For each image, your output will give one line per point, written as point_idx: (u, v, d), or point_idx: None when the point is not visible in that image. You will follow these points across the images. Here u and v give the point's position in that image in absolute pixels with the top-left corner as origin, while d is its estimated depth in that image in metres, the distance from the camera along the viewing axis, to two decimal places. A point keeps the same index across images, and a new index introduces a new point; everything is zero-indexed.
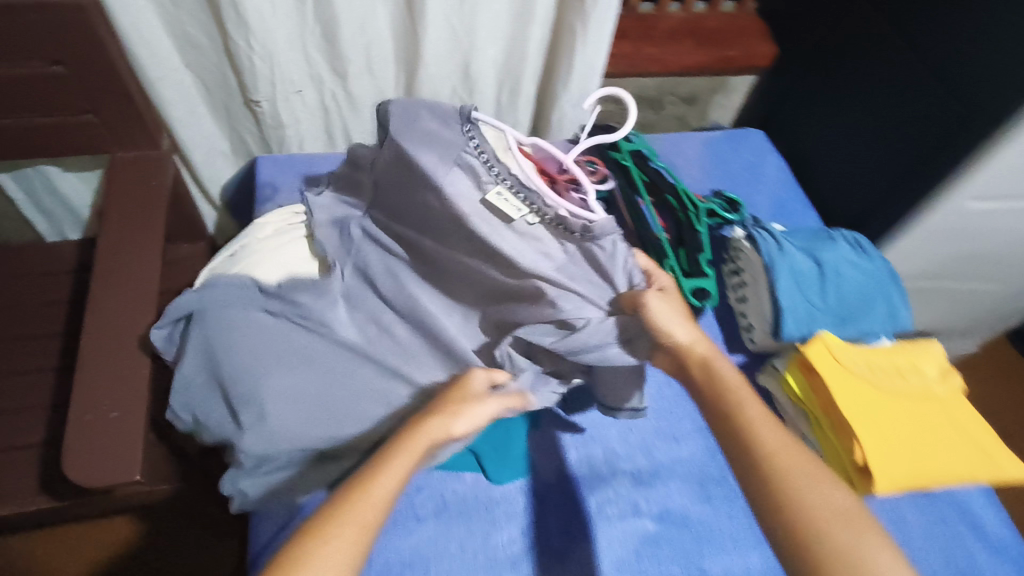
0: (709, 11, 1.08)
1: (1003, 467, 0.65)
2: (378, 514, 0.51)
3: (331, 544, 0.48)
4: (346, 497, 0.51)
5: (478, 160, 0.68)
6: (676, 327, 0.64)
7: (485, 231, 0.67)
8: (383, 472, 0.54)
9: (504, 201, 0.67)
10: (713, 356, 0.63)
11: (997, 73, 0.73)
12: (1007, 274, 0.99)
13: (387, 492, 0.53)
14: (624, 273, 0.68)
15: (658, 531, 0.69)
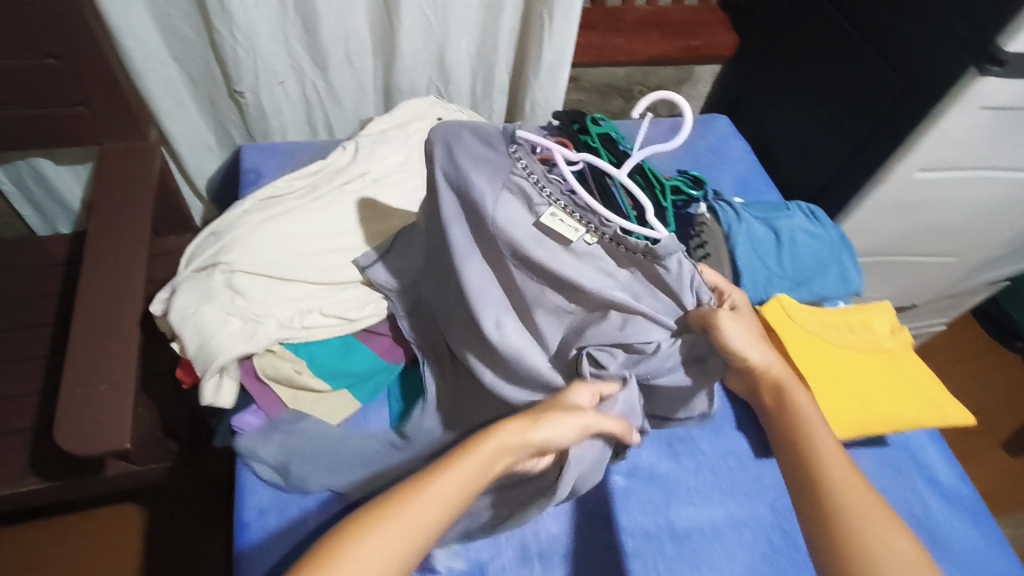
0: (674, 5, 1.13)
1: (947, 412, 0.70)
2: (446, 507, 0.47)
3: (391, 529, 0.44)
4: (413, 487, 0.47)
5: (528, 181, 0.60)
6: (751, 351, 0.63)
7: (541, 256, 0.61)
8: (455, 464, 0.50)
9: (559, 222, 0.60)
10: (787, 380, 0.62)
11: (938, 49, 0.77)
12: (959, 248, 1.05)
13: (456, 485, 0.48)
14: (691, 291, 0.64)
15: (627, 486, 0.72)
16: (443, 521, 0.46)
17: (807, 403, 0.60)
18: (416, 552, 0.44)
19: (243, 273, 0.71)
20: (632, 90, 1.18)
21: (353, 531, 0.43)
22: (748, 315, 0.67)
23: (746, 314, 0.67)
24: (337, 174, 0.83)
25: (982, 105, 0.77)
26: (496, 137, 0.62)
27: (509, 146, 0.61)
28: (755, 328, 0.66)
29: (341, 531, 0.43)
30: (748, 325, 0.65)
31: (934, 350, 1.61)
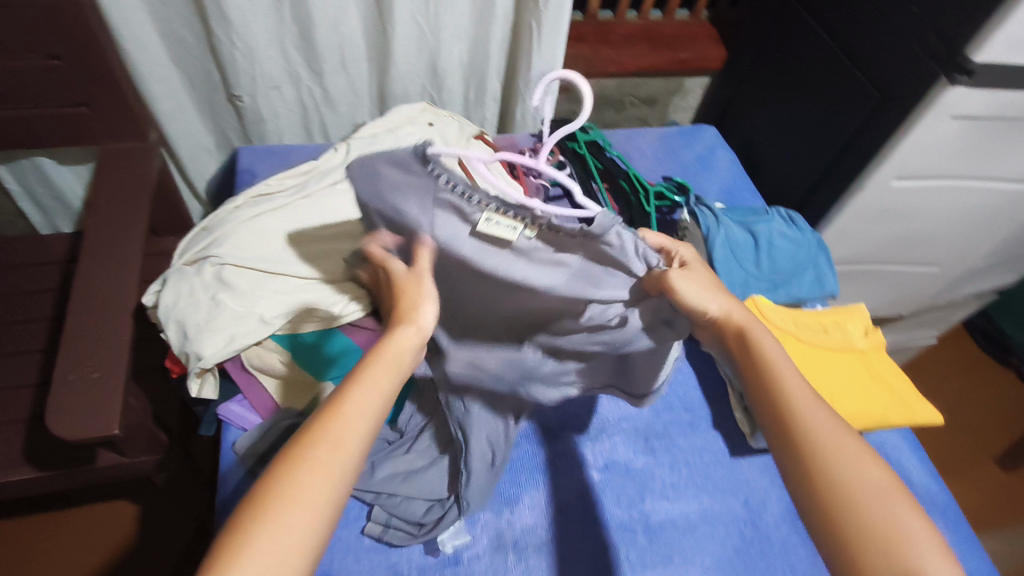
0: (664, 19, 1.16)
1: (916, 410, 0.71)
2: (360, 431, 0.44)
3: (309, 470, 0.41)
4: (316, 418, 0.44)
5: (455, 195, 0.51)
6: (704, 297, 0.55)
7: (490, 262, 0.56)
8: (356, 382, 0.47)
9: (496, 225, 0.52)
10: (753, 324, 0.56)
11: (911, 61, 0.79)
12: (943, 257, 1.06)
13: (364, 405, 0.46)
14: (639, 257, 0.55)
15: (603, 480, 0.73)
16: (358, 447, 0.44)
17: (771, 343, 0.54)
18: (340, 485, 0.42)
19: (231, 266, 0.73)
20: (622, 100, 1.21)
21: (264, 485, 0.40)
22: (701, 267, 0.59)
23: (698, 266, 0.58)
24: (328, 173, 0.85)
25: (954, 113, 0.79)
26: (411, 159, 0.52)
27: (425, 166, 0.51)
28: (710, 279, 0.57)
29: (252, 492, 0.40)
30: (701, 278, 0.56)
31: (926, 363, 1.62)
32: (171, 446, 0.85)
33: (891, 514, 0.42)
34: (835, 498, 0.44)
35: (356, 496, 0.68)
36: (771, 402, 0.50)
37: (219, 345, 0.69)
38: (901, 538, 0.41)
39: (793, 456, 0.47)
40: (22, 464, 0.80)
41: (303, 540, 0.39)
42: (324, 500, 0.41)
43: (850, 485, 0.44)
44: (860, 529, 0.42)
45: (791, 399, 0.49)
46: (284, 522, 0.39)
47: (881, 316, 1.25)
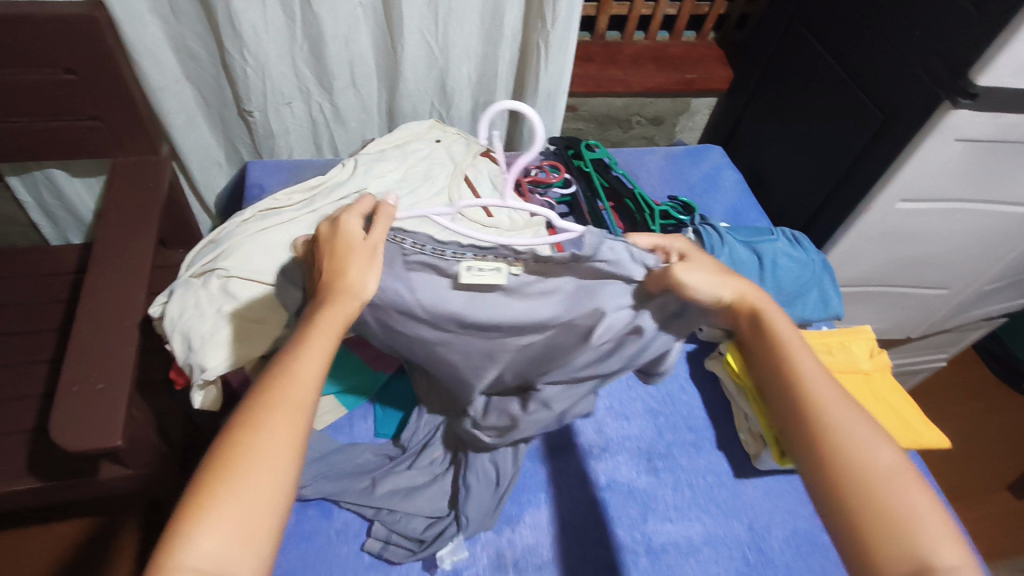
0: (672, 40, 1.17)
1: (923, 434, 0.71)
2: (310, 396, 0.45)
3: (267, 435, 0.42)
4: (266, 385, 0.45)
5: (428, 254, 0.56)
6: (712, 285, 0.56)
7: (488, 307, 0.60)
8: (306, 345, 0.47)
9: (480, 272, 0.56)
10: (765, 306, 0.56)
11: (918, 83, 0.80)
12: (952, 280, 1.06)
13: (314, 370, 0.46)
14: (634, 265, 0.58)
15: (605, 500, 0.73)
16: (309, 410, 0.45)
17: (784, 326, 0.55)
18: (299, 447, 0.43)
19: (238, 279, 0.73)
20: (630, 120, 1.22)
21: (224, 452, 0.41)
22: (699, 253, 0.58)
23: (696, 255, 0.58)
24: (334, 188, 0.86)
25: (957, 137, 0.79)
26: None
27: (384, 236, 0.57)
28: (710, 263, 0.58)
29: (207, 463, 0.41)
30: (704, 267, 0.56)
31: (935, 387, 1.60)
32: (174, 459, 0.85)
33: (900, 489, 0.44)
34: (848, 476, 0.46)
35: (357, 512, 0.69)
36: (787, 386, 0.52)
37: (223, 357, 0.69)
38: (907, 511, 0.43)
39: (807, 436, 0.49)
40: (26, 474, 0.80)
41: (267, 502, 0.40)
42: (283, 463, 0.42)
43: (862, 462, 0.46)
44: (871, 503, 0.44)
45: (805, 380, 0.52)
46: (248, 485, 0.40)
47: (889, 338, 1.24)
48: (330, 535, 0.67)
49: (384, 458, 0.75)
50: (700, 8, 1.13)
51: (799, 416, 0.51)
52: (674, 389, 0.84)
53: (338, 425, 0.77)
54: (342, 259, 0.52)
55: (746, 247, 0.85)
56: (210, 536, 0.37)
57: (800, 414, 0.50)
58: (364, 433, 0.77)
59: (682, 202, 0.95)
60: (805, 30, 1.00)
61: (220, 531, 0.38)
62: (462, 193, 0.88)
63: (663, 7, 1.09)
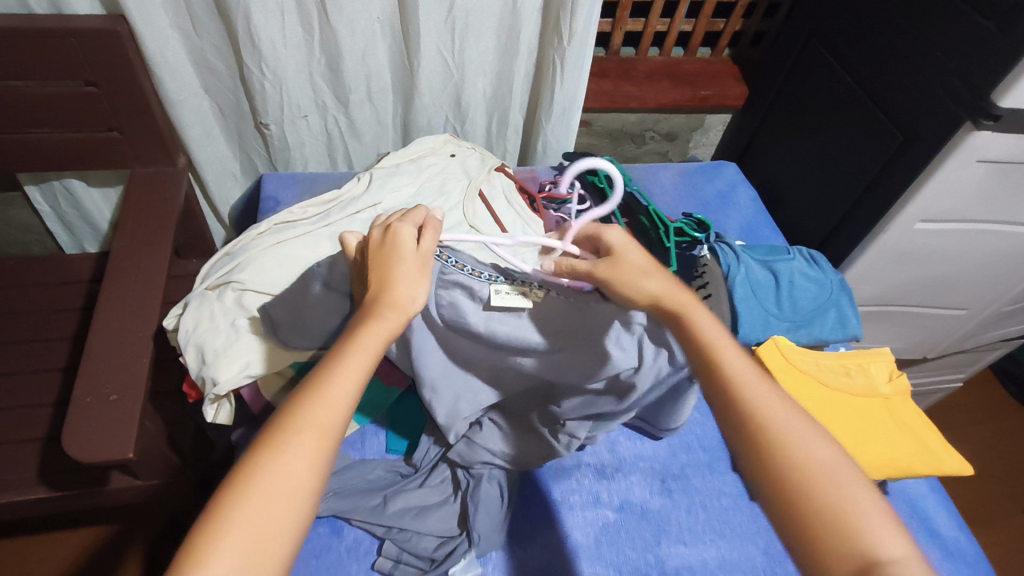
0: (686, 57, 1.17)
1: (943, 459, 0.70)
2: (338, 416, 0.44)
3: (289, 458, 0.41)
4: (296, 400, 0.44)
5: (465, 275, 0.67)
6: (635, 284, 0.57)
7: (496, 326, 0.69)
8: (341, 360, 0.47)
9: (505, 296, 0.66)
10: (688, 305, 0.54)
11: (941, 104, 0.79)
12: (971, 300, 1.04)
13: (346, 390, 0.45)
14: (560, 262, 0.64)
15: (618, 521, 0.72)
16: (336, 432, 0.44)
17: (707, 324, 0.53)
18: (321, 471, 0.42)
19: (253, 293, 0.74)
20: (643, 135, 1.22)
21: (245, 474, 0.41)
22: (631, 251, 0.59)
23: (628, 252, 0.59)
24: (349, 203, 0.86)
25: (979, 158, 0.78)
26: None
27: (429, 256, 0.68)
28: (641, 263, 0.58)
29: (226, 483, 0.41)
30: (629, 270, 0.57)
31: (951, 408, 1.58)
32: (185, 471, 0.85)
33: (841, 491, 0.42)
34: (787, 478, 0.44)
35: (367, 529, 0.68)
36: (716, 391, 0.49)
37: (237, 372, 0.69)
38: (846, 514, 0.41)
39: (744, 442, 0.47)
40: (37, 483, 0.80)
41: (282, 526, 0.40)
42: (303, 487, 0.41)
43: (801, 466, 0.44)
44: (814, 511, 0.42)
45: (737, 381, 0.49)
46: (265, 510, 0.39)
47: (906, 358, 1.22)
48: (340, 552, 0.67)
49: (396, 475, 0.75)
50: (716, 25, 1.13)
51: (732, 422, 0.48)
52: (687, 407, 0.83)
53: (349, 441, 0.77)
54: (389, 269, 0.53)
55: (761, 266, 0.85)
56: (222, 559, 0.37)
57: (734, 418, 0.48)
58: (375, 449, 0.77)
59: (696, 218, 0.95)
60: (823, 48, 0.99)
61: (232, 559, 0.37)
62: (477, 209, 0.88)
63: (678, 24, 1.09)
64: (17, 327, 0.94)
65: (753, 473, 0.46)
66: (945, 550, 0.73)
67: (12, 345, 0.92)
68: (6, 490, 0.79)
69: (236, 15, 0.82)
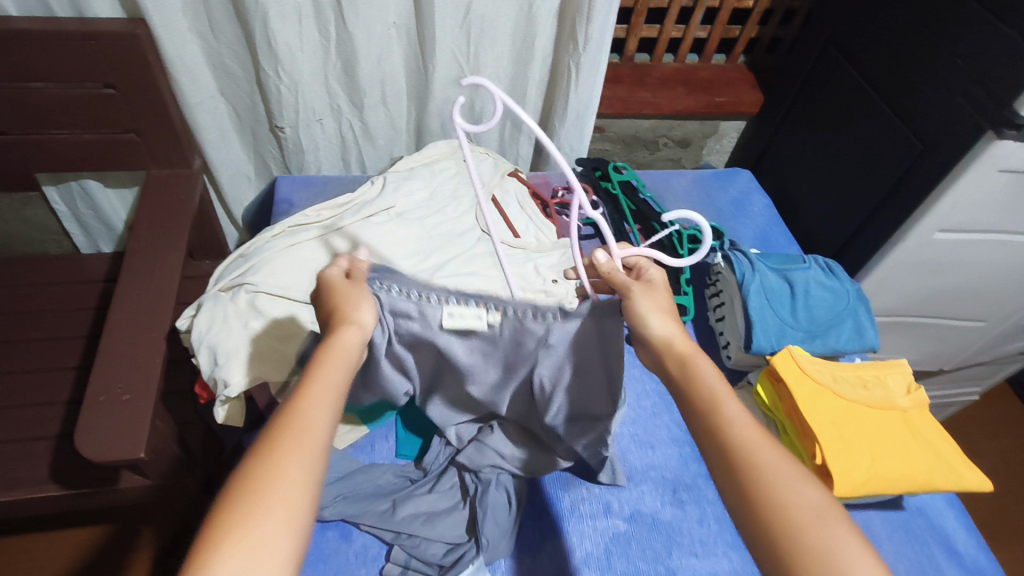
0: (702, 63, 1.16)
1: (963, 474, 0.69)
2: (324, 419, 0.44)
3: (281, 459, 0.40)
4: (280, 411, 0.43)
5: (410, 302, 0.57)
6: (655, 316, 0.54)
7: (456, 350, 0.62)
8: (315, 371, 0.47)
9: (459, 318, 0.58)
10: (694, 354, 0.52)
11: (963, 113, 0.78)
12: (990, 312, 1.03)
13: (325, 395, 0.45)
14: (533, 329, 0.60)
15: (628, 530, 0.71)
16: (324, 435, 0.43)
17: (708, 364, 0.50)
18: (317, 470, 0.41)
19: (265, 294, 0.74)
20: (657, 142, 1.21)
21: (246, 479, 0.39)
22: (663, 289, 0.58)
23: (660, 286, 0.58)
24: (363, 206, 0.87)
25: (1001, 167, 0.77)
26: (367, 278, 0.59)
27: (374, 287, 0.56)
28: (666, 302, 0.56)
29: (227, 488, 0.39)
30: (653, 297, 0.56)
31: (967, 421, 1.55)
32: (194, 471, 0.84)
33: (826, 533, 0.40)
34: (767, 515, 0.41)
35: (376, 534, 0.68)
36: (704, 425, 0.47)
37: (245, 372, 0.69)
38: (828, 557, 0.39)
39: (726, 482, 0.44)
40: (49, 482, 0.81)
41: (288, 525, 0.38)
42: (303, 486, 0.40)
43: (784, 507, 0.41)
44: (797, 554, 0.39)
45: (724, 420, 0.46)
46: (266, 512, 0.37)
47: (921, 370, 1.21)
48: (348, 556, 0.67)
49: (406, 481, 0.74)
50: (732, 32, 1.13)
51: (717, 460, 0.45)
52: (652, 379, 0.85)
53: (359, 445, 0.77)
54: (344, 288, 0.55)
55: (777, 274, 0.85)
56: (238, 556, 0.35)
57: (720, 455, 0.45)
58: (385, 453, 0.77)
59: (710, 226, 0.96)
60: (841, 57, 0.99)
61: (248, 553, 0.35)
62: (490, 214, 0.88)
63: (694, 30, 1.09)
64: (31, 326, 0.95)
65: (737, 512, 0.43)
66: (964, 567, 0.71)
67: (29, 342, 0.93)
68: (17, 487, 0.80)
69: (253, 18, 0.83)
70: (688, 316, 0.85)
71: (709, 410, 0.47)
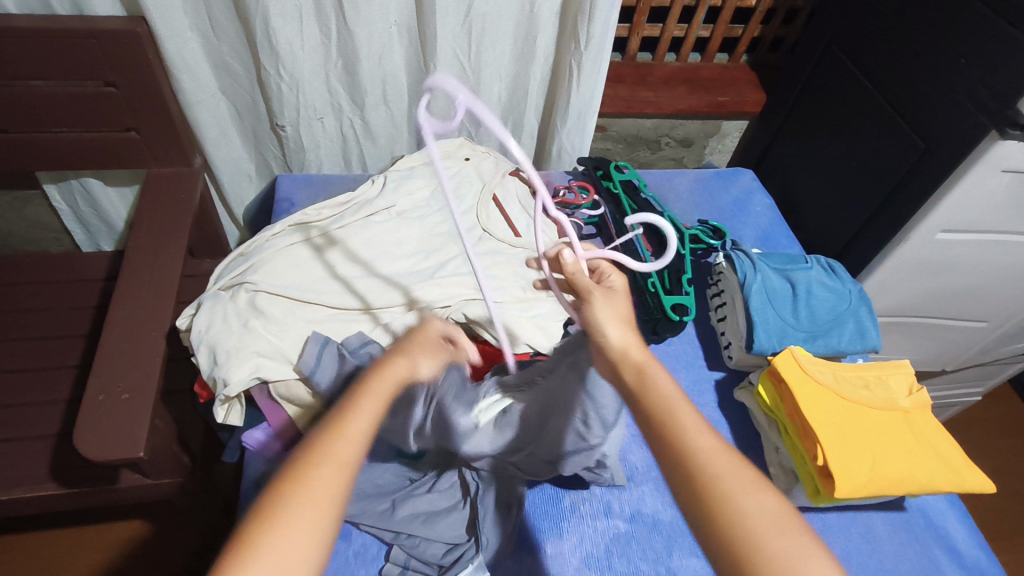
0: (704, 62, 1.16)
1: (966, 476, 0.68)
2: (358, 453, 0.44)
3: (310, 490, 0.41)
4: (317, 439, 0.44)
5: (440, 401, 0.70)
6: (612, 323, 0.56)
7: (495, 440, 0.71)
8: (357, 404, 0.47)
9: (488, 405, 0.72)
10: (651, 362, 0.52)
11: (966, 113, 0.77)
12: (993, 313, 1.02)
13: (361, 433, 0.45)
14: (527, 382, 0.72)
15: (628, 531, 0.71)
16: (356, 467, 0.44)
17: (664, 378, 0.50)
18: (338, 506, 0.41)
19: (265, 293, 0.74)
20: (659, 141, 1.21)
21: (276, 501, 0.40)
22: (622, 298, 0.59)
23: (619, 295, 0.59)
24: (363, 206, 0.87)
25: (1004, 168, 0.77)
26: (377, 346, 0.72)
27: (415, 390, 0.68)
28: (626, 311, 0.58)
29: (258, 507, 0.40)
30: (612, 308, 0.57)
31: (969, 421, 1.55)
32: (194, 471, 0.84)
33: (787, 540, 0.41)
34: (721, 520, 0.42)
35: (375, 534, 0.67)
36: (660, 438, 0.46)
37: (244, 372, 0.68)
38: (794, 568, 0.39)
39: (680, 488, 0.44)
40: (49, 480, 0.81)
41: (301, 560, 0.38)
42: (324, 520, 0.40)
43: (747, 519, 0.41)
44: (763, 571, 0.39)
45: (681, 432, 0.46)
46: (288, 536, 0.38)
47: (923, 371, 1.20)
48: (349, 556, 0.66)
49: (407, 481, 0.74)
50: (734, 31, 1.12)
51: (670, 468, 0.45)
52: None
53: None
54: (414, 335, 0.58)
55: (778, 275, 0.85)
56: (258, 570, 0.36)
57: (679, 467, 0.44)
58: None
59: (712, 225, 0.96)
60: (844, 56, 0.98)
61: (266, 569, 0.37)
62: (490, 213, 0.89)
63: (696, 29, 1.08)
64: (31, 325, 0.95)
65: (698, 525, 0.43)
66: (967, 569, 0.71)
67: (29, 341, 0.93)
68: (17, 486, 0.80)
69: (255, 16, 0.82)
70: (689, 316, 0.85)
71: (664, 422, 0.46)
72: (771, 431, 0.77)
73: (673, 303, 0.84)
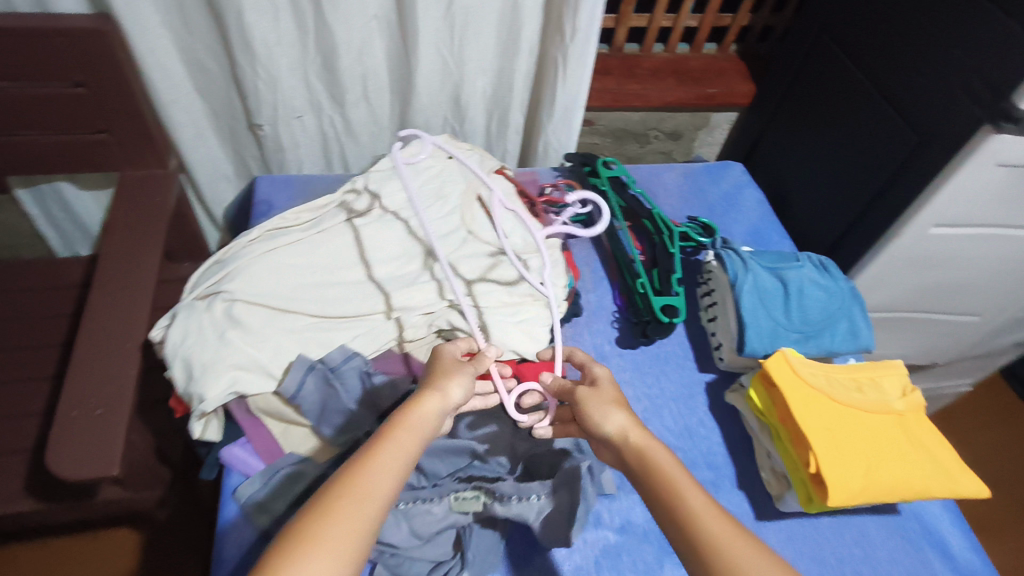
0: (692, 53, 1.14)
1: (960, 481, 0.67)
2: (384, 489, 0.46)
3: (334, 522, 0.43)
4: (345, 473, 0.47)
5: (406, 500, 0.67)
6: (605, 413, 0.58)
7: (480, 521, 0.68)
8: (383, 441, 0.50)
9: (467, 501, 0.69)
10: (649, 443, 0.54)
11: (960, 105, 0.75)
12: (984, 307, 1.01)
13: (389, 464, 0.48)
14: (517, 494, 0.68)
15: (619, 542, 0.70)
16: (383, 498, 0.46)
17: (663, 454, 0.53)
18: (363, 539, 0.43)
19: (242, 302, 0.71)
20: (647, 134, 1.19)
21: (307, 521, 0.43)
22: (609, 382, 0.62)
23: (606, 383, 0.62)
24: (343, 208, 0.84)
25: (999, 160, 0.75)
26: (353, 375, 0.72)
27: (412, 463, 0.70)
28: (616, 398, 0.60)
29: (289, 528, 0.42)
30: (599, 398, 0.59)
31: (957, 410, 1.55)
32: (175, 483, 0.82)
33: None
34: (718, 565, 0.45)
35: None
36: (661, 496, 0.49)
37: (223, 387, 0.66)
38: None
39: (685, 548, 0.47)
40: (23, 497, 0.78)
41: None
42: (351, 544, 0.42)
43: (724, 551, 0.45)
44: None
45: (679, 489, 0.49)
46: (316, 549, 0.41)
47: (914, 364, 1.19)
48: None
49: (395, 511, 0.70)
50: (723, 20, 1.10)
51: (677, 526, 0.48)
52: (649, 384, 0.81)
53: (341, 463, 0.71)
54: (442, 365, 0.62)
55: (771, 273, 0.83)
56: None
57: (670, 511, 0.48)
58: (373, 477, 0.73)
59: (702, 223, 0.94)
60: (833, 46, 0.96)
61: None
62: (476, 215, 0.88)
63: (684, 20, 1.06)
64: (4, 335, 0.92)
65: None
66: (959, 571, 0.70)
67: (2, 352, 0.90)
68: None
69: (228, 12, 0.79)
70: (680, 316, 0.83)
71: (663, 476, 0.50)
72: (762, 434, 0.75)
73: (663, 304, 0.83)
